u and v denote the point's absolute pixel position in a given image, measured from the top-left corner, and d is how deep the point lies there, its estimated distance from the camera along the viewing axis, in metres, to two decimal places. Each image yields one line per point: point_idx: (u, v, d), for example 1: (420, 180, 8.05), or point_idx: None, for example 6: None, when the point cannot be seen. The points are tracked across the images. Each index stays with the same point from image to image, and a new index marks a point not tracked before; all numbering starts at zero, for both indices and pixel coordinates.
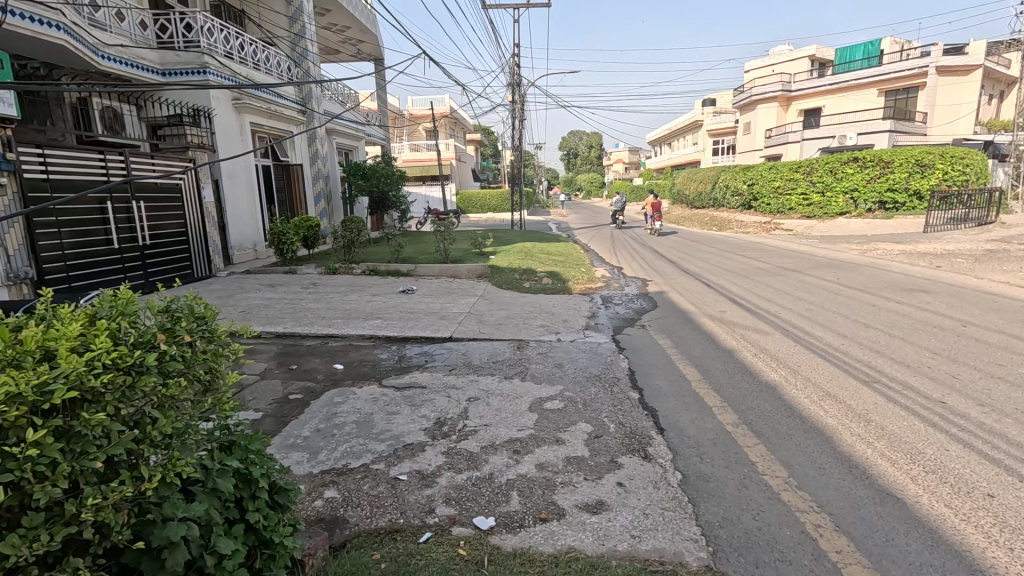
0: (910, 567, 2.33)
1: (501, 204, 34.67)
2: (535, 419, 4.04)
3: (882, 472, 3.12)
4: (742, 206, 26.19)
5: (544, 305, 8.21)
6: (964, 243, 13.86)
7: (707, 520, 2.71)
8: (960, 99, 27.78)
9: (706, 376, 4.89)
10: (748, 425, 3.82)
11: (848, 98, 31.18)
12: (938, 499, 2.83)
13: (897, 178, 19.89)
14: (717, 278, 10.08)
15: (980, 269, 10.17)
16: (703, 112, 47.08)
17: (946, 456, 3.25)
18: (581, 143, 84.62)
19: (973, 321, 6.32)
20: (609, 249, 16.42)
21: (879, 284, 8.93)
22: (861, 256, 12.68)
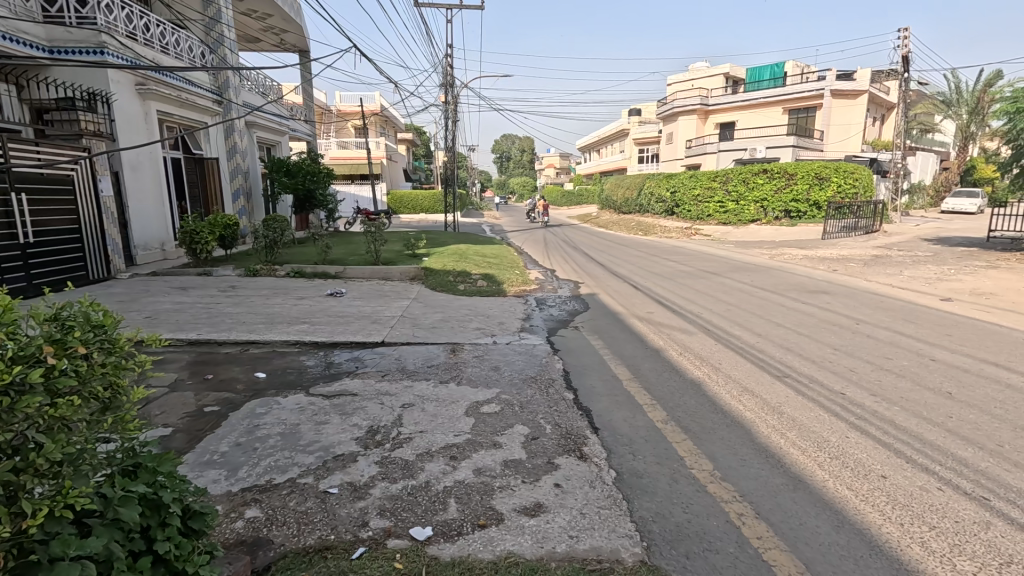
0: (821, 547, 2.52)
1: (434, 205, 34.26)
2: (471, 424, 3.99)
3: (794, 460, 3.37)
4: (666, 212, 27.59)
5: (479, 308, 8.18)
6: (855, 249, 15.48)
7: (641, 516, 2.80)
8: (851, 119, 31.14)
9: (637, 375, 5.07)
10: (676, 421, 3.99)
11: (758, 114, 33.78)
12: (841, 482, 3.10)
13: (800, 189, 21.84)
14: (644, 280, 10.53)
15: (868, 272, 11.40)
16: (630, 122, 49.20)
17: (847, 443, 3.58)
18: (513, 147, 85.59)
19: (864, 319, 7.05)
20: (543, 251, 16.69)
21: (787, 286, 9.74)
22: (770, 260, 13.79)
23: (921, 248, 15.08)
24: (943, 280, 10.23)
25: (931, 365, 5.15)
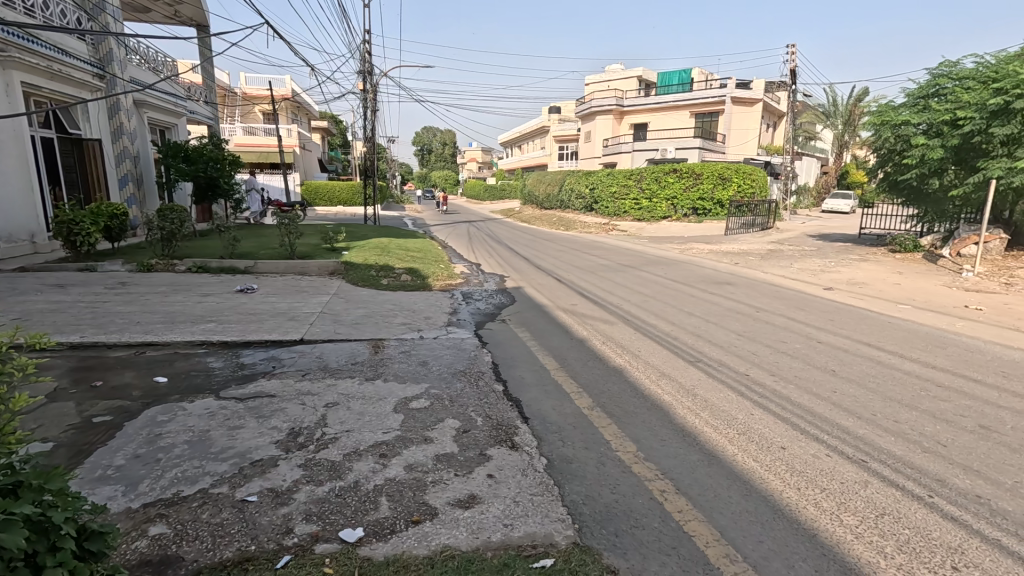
0: (733, 515, 2.75)
1: (352, 197, 33.02)
2: (400, 420, 3.90)
3: (708, 437, 3.65)
4: (585, 208, 28.54)
5: (404, 303, 8.00)
6: (753, 244, 16.95)
7: (572, 499, 2.89)
8: (749, 125, 33.95)
9: (563, 364, 5.22)
10: (601, 407, 4.16)
11: (669, 117, 35.86)
12: (747, 455, 3.40)
13: (706, 188, 23.52)
14: (567, 274, 10.84)
15: (764, 265, 12.54)
16: (550, 119, 50.22)
17: (752, 419, 3.93)
18: (434, 139, 84.19)
19: (762, 307, 7.75)
20: (467, 245, 16.60)
21: (696, 278, 10.46)
22: (680, 254, 14.71)
23: (807, 244, 16.83)
24: (825, 272, 11.49)
25: (818, 347, 5.77)
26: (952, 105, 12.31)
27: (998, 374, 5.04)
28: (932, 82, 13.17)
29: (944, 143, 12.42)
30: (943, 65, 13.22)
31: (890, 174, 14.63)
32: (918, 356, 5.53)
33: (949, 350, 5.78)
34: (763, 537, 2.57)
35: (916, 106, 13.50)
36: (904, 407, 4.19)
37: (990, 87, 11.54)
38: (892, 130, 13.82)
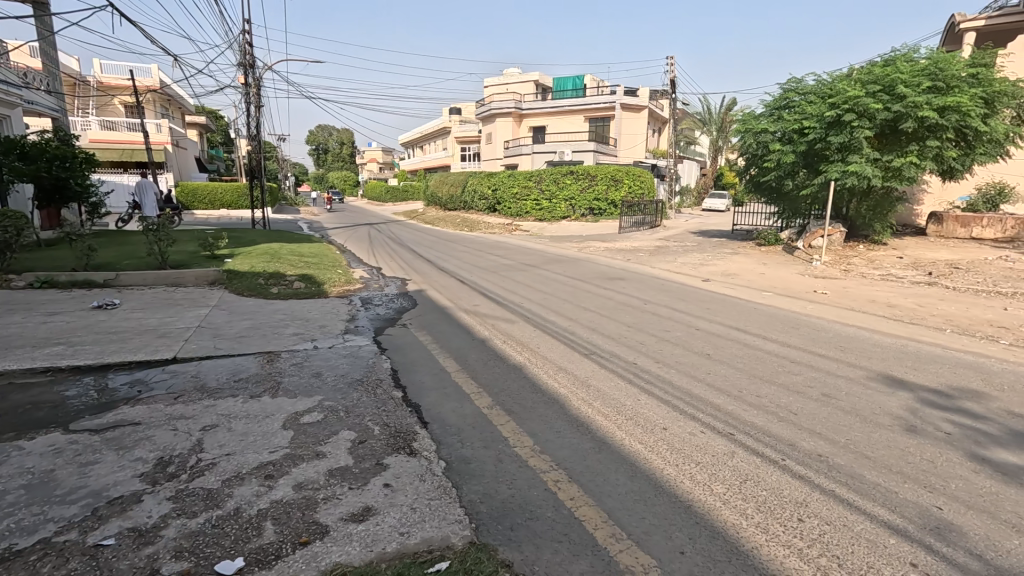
0: (620, 497, 2.93)
1: (238, 200, 30.35)
2: (289, 437, 3.67)
3: (599, 425, 3.86)
4: (488, 209, 28.80)
5: (296, 311, 7.54)
6: (643, 241, 18.21)
7: (470, 499, 2.91)
8: (637, 130, 36.34)
9: (464, 365, 5.24)
10: (500, 405, 4.24)
11: (564, 121, 37.35)
12: (634, 438, 3.64)
13: (601, 189, 24.86)
14: (471, 275, 10.88)
15: (653, 260, 13.53)
16: (451, 120, 50.06)
17: (639, 405, 4.22)
18: (330, 138, 80.10)
19: (650, 299, 8.36)
20: (367, 249, 16.06)
21: (592, 275, 11.02)
22: (578, 252, 15.39)
23: (689, 240, 18.42)
24: (704, 265, 12.66)
25: (696, 334, 6.35)
26: (799, 116, 14.12)
27: (837, 348, 5.90)
28: (782, 96, 15.01)
29: (795, 149, 14.23)
30: (790, 81, 15.11)
31: (754, 176, 16.48)
32: (777, 337, 6.29)
33: (800, 330, 6.65)
34: (645, 513, 2.78)
35: (771, 116, 15.31)
36: (765, 382, 4.75)
37: (826, 102, 13.41)
38: (754, 137, 15.56)
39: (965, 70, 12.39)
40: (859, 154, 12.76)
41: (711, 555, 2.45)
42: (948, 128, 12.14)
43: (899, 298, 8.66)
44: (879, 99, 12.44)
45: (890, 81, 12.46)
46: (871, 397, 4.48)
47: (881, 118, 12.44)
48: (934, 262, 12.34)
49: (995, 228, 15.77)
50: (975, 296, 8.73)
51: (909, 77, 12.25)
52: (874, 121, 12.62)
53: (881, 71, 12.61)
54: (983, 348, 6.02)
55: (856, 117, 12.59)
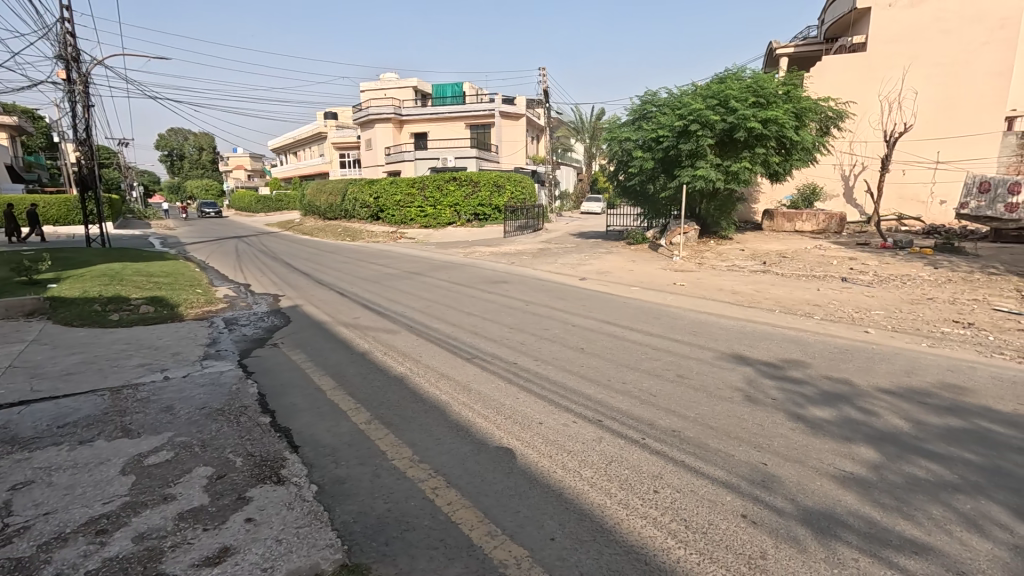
0: (496, 495, 3.00)
1: (68, 214, 26.11)
2: (130, 482, 3.23)
3: (478, 427, 3.93)
4: (371, 217, 27.86)
5: (143, 339, 6.64)
6: (526, 244, 18.88)
7: (342, 520, 2.80)
8: (517, 137, 37.50)
9: (341, 381, 5.02)
10: (379, 419, 4.12)
11: (445, 128, 37.41)
12: (512, 436, 3.76)
13: (484, 195, 25.33)
14: (351, 286, 10.44)
15: (535, 262, 14.08)
16: (326, 125, 47.60)
17: (517, 403, 4.37)
18: (185, 143, 71.84)
19: (531, 300, 8.69)
20: (234, 264, 14.65)
21: (476, 279, 11.18)
22: (464, 258, 15.51)
23: (569, 241, 19.47)
24: (582, 264, 13.45)
25: (572, 330, 6.73)
26: (655, 126, 15.61)
27: (691, 333, 6.62)
28: (640, 107, 16.48)
29: (653, 156, 15.72)
30: (647, 94, 16.62)
31: (622, 180, 17.93)
32: (642, 327, 6.89)
33: (662, 319, 7.35)
34: (519, 506, 2.89)
35: (632, 126, 16.74)
36: (631, 370, 5.18)
37: (676, 113, 14.98)
38: (619, 145, 16.94)
39: (779, 89, 14.60)
40: (705, 160, 14.46)
41: (578, 537, 2.62)
42: (771, 138, 14.23)
43: (740, 285, 9.96)
44: (717, 111, 14.19)
45: (724, 96, 14.26)
46: (716, 374, 5.09)
47: (719, 128, 14.20)
48: (768, 253, 14.37)
49: (811, 222, 18.83)
50: (796, 280, 10.34)
51: (739, 93, 14.15)
52: (715, 131, 14.38)
53: (717, 87, 14.39)
54: (803, 324, 7.13)
55: (700, 127, 14.26)
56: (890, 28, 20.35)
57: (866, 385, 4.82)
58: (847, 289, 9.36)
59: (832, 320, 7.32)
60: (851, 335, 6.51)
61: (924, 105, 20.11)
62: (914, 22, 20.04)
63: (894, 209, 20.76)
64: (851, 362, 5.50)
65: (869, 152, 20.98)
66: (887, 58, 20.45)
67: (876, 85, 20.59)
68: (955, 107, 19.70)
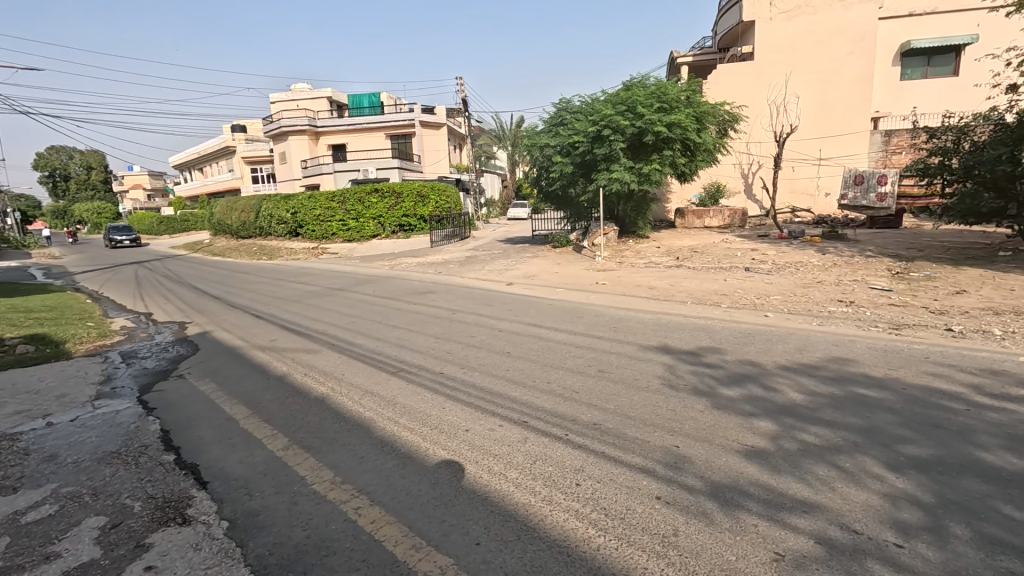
0: (422, 509, 2.94)
1: None
2: (4, 545, 2.86)
3: (404, 441, 3.86)
4: (289, 233, 26.56)
5: (21, 383, 5.90)
6: (453, 253, 18.80)
7: (257, 554, 2.65)
8: (439, 146, 37.31)
9: (256, 408, 4.74)
10: (298, 444, 3.93)
11: (364, 138, 36.54)
12: (438, 446, 3.73)
13: (408, 206, 25.00)
14: (268, 307, 9.91)
15: (462, 271, 14.09)
16: (235, 139, 44.92)
17: (444, 412, 4.34)
18: (70, 163, 64.91)
19: (457, 309, 8.66)
20: (133, 293, 13.41)
21: (402, 291, 11.00)
22: (390, 270, 15.20)
23: (496, 248, 19.62)
24: (509, 270, 13.62)
25: (498, 335, 6.80)
26: (571, 132, 16.15)
27: (611, 329, 6.91)
28: (556, 114, 16.97)
29: (571, 161, 16.26)
30: (561, 101, 17.16)
31: (544, 185, 18.36)
32: (565, 327, 7.10)
33: (585, 318, 7.61)
34: (445, 516, 2.87)
35: (550, 132, 17.22)
36: (555, 368, 5.32)
37: (589, 120, 15.61)
38: (539, 151, 17.34)
39: (680, 95, 15.63)
40: (619, 163, 15.17)
41: (503, 538, 2.65)
42: (676, 141, 15.22)
43: (657, 281, 10.52)
44: (626, 117, 14.93)
45: (632, 102, 15.04)
46: (635, 366, 5.33)
47: (629, 132, 14.96)
48: (682, 248, 15.29)
49: (718, 218, 20.32)
50: (706, 272, 11.07)
51: (645, 99, 14.98)
52: (625, 136, 15.13)
53: (625, 94, 15.15)
54: (713, 313, 7.65)
55: (611, 132, 14.97)
56: (773, 39, 22.44)
57: (766, 364, 5.26)
58: (749, 278, 10.17)
59: (737, 307, 7.92)
60: (753, 320, 7.08)
61: (805, 108, 22.35)
62: (791, 34, 22.25)
63: (788, 203, 22.83)
64: (752, 344, 5.99)
65: (763, 151, 22.97)
66: (772, 66, 22.54)
67: (764, 91, 22.69)
68: (831, 110, 22.04)
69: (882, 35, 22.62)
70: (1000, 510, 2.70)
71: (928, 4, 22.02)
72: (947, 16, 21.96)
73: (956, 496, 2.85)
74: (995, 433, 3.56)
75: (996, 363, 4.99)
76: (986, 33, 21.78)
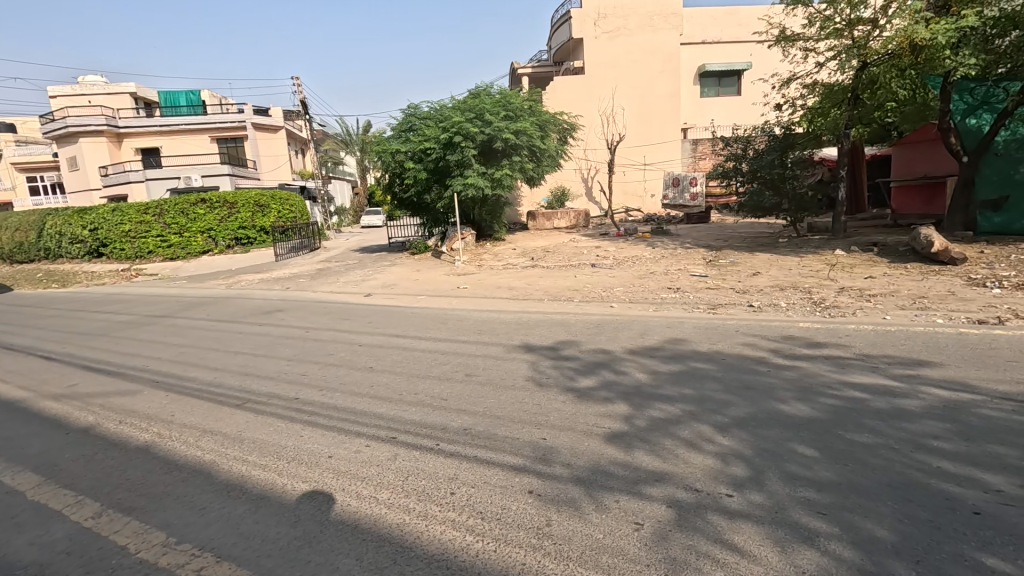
0: (283, 554, 2.63)
1: None
2: None
3: (255, 480, 3.42)
4: (88, 254, 22.06)
5: None
6: (303, 266, 17.39)
7: None
8: (277, 151, 34.23)
9: (51, 472, 3.82)
10: (115, 507, 3.25)
11: (183, 142, 31.97)
12: (298, 479, 3.39)
13: (245, 217, 22.64)
14: (63, 346, 8.10)
15: (314, 285, 13.13)
16: None
17: (302, 441, 3.95)
18: None
19: (311, 326, 8.00)
20: None
21: (245, 312, 9.85)
22: (227, 290, 13.52)
23: (351, 258, 18.65)
24: (367, 280, 13.02)
25: (358, 350, 6.45)
26: (421, 138, 16.00)
27: (475, 332, 7.00)
28: (404, 119, 16.64)
29: (424, 167, 16.12)
30: (409, 106, 16.82)
31: (397, 192, 17.85)
32: (430, 335, 7.01)
33: (449, 323, 7.61)
34: (311, 555, 2.60)
35: (399, 138, 16.80)
36: (423, 378, 5.20)
37: (439, 126, 15.65)
38: (390, 157, 16.64)
39: (524, 104, 16.50)
40: (472, 169, 15.43)
41: (376, 565, 2.49)
42: (523, 147, 16.01)
43: (515, 281, 10.94)
44: (475, 124, 15.26)
45: (479, 109, 15.44)
46: (501, 366, 5.46)
47: (479, 139, 15.25)
48: (536, 249, 16.09)
49: (565, 219, 21.85)
50: (558, 271, 11.83)
51: (491, 108, 15.48)
52: (475, 142, 15.42)
53: (472, 102, 15.51)
54: (567, 308, 8.18)
55: (462, 139, 15.16)
56: (599, 56, 24.82)
57: (616, 351, 5.77)
58: (596, 273, 11.10)
59: (587, 301, 8.60)
60: (601, 311, 7.74)
61: (630, 118, 25.13)
62: (614, 52, 24.81)
63: (622, 203, 25.48)
64: (603, 333, 6.54)
65: (598, 157, 25.30)
66: (600, 80, 24.92)
67: (595, 103, 25.02)
68: (650, 120, 25.09)
69: (684, 58, 26.57)
70: (797, 450, 3.32)
71: (715, 35, 26.59)
72: (729, 46, 26.64)
73: (766, 444, 3.42)
74: (789, 387, 4.37)
75: (786, 330, 6.13)
76: (757, 61, 26.81)
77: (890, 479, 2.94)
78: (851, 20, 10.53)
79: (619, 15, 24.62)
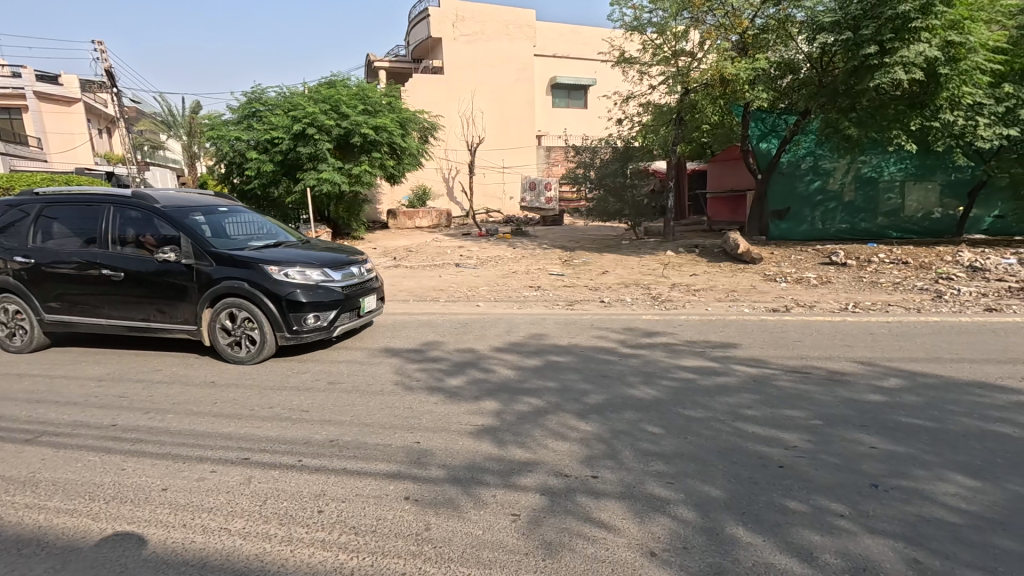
0: None
1: None
2: None
3: (61, 530, 2.78)
4: None
5: None
6: None
7: None
8: (71, 129, 28.07)
9: None
10: None
11: None
12: (122, 520, 2.84)
13: None
14: None
15: None
16: None
17: (124, 475, 3.32)
18: None
19: (129, 339, 6.72)
20: None
21: None
22: None
23: None
24: None
25: (194, 362, 5.64)
26: (267, 126, 14.53)
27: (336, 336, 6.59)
28: (246, 104, 14.99)
29: (271, 158, 14.66)
30: (253, 90, 15.17)
31: (237, 183, 15.96)
32: None
33: None
34: None
35: (241, 124, 15.09)
36: (277, 390, 4.73)
37: (287, 115, 14.41)
38: (228, 144, 14.81)
39: (382, 100, 15.90)
40: (327, 163, 14.51)
41: None
42: (383, 144, 15.39)
43: None
44: (330, 116, 14.37)
45: (335, 101, 14.56)
46: (367, 371, 5.21)
47: (335, 133, 14.38)
48: (397, 248, 15.65)
49: (428, 219, 21.63)
50: (422, 271, 11.67)
51: (348, 100, 14.71)
52: (331, 136, 14.52)
53: (327, 92, 14.56)
54: (433, 308, 8.12)
55: (316, 131, 14.18)
56: (458, 58, 25.02)
57: (483, 349, 5.86)
58: (459, 273, 11.21)
59: (453, 300, 8.64)
60: (467, 311, 7.83)
61: (488, 122, 25.83)
62: (473, 56, 25.27)
63: (483, 204, 26.18)
64: (470, 332, 6.62)
65: (459, 158, 25.57)
66: (460, 83, 25.17)
67: (455, 104, 25.21)
68: (507, 126, 26.10)
69: (538, 68, 28.07)
70: (647, 429, 3.72)
71: (564, 49, 28.52)
72: (578, 62, 28.82)
73: (621, 426, 3.78)
74: (637, 373, 4.88)
75: (632, 323, 6.83)
76: (601, 79, 29.44)
77: (718, 446, 3.46)
78: (677, 51, 12.16)
79: (477, 19, 25.11)
